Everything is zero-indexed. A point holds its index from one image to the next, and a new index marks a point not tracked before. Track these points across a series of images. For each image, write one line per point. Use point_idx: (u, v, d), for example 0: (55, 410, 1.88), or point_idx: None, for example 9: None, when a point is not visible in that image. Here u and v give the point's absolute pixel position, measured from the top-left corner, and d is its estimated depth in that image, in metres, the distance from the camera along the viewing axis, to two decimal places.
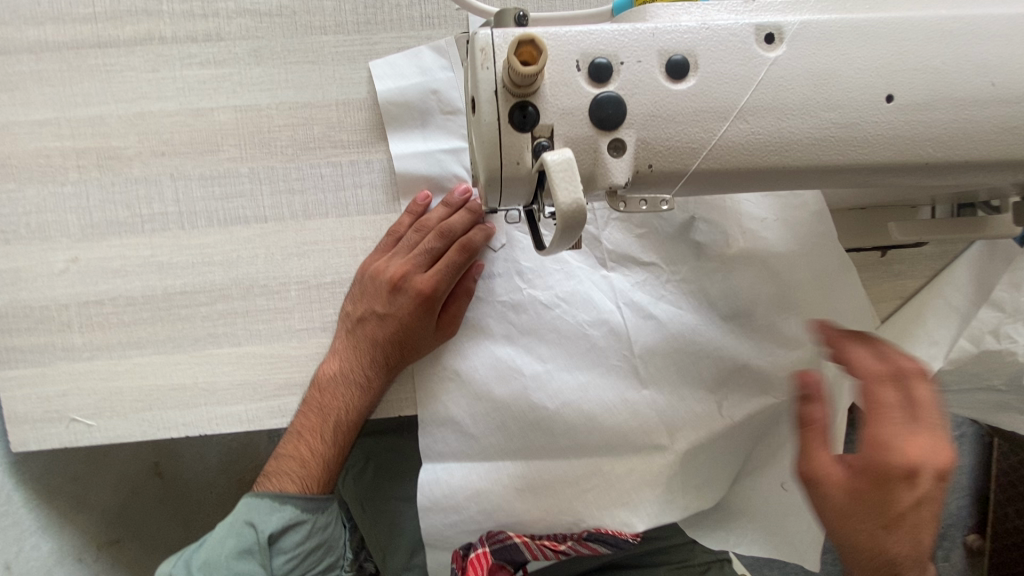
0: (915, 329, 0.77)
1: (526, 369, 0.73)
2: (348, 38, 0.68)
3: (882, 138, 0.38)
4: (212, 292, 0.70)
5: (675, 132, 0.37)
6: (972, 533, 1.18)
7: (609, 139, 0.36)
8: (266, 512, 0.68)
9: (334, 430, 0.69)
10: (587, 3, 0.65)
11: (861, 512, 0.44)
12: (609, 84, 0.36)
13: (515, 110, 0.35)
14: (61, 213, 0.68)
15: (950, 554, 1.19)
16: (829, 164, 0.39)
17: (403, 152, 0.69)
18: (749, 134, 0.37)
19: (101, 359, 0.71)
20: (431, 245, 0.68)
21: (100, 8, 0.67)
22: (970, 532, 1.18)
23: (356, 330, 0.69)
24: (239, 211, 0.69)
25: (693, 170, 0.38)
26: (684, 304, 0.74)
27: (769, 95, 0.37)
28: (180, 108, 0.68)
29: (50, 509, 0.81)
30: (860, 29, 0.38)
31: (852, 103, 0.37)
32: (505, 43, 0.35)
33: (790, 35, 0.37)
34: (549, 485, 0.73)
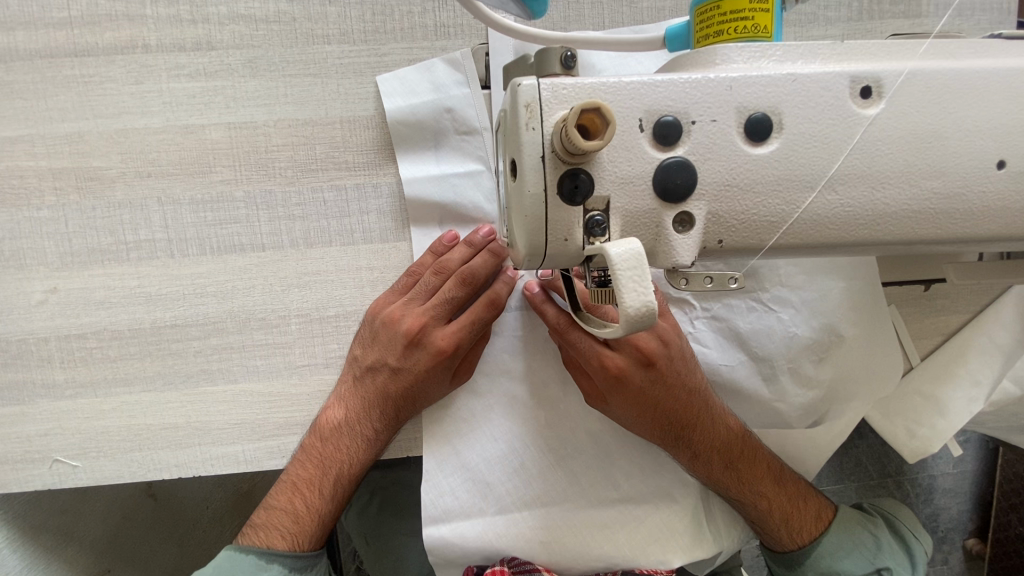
0: (957, 368, 0.69)
1: (545, 410, 0.66)
2: (354, 48, 0.61)
3: (990, 208, 0.33)
4: (205, 326, 0.64)
5: (752, 205, 0.31)
6: (972, 537, 1.16)
7: (674, 213, 0.31)
8: (248, 573, 0.58)
9: (334, 483, 0.63)
10: (620, 18, 0.58)
11: (737, 475, 0.63)
12: (676, 148, 0.30)
13: (565, 179, 0.30)
14: (38, 240, 0.63)
15: (950, 557, 1.17)
16: (922, 238, 0.33)
17: (414, 176, 0.63)
18: (837, 207, 0.32)
19: (85, 398, 0.64)
20: (451, 294, 0.61)
21: (75, 11, 0.60)
22: (971, 535, 1.17)
23: (365, 378, 0.63)
24: (234, 238, 0.63)
25: (770, 246, 0.32)
26: (713, 345, 0.67)
27: (864, 162, 0.31)
28: (167, 125, 0.62)
29: (36, 545, 0.76)
30: (972, 83, 0.32)
31: (957, 170, 0.32)
32: (554, 98, 0.29)
33: (890, 91, 0.31)
34: (572, 536, 0.65)
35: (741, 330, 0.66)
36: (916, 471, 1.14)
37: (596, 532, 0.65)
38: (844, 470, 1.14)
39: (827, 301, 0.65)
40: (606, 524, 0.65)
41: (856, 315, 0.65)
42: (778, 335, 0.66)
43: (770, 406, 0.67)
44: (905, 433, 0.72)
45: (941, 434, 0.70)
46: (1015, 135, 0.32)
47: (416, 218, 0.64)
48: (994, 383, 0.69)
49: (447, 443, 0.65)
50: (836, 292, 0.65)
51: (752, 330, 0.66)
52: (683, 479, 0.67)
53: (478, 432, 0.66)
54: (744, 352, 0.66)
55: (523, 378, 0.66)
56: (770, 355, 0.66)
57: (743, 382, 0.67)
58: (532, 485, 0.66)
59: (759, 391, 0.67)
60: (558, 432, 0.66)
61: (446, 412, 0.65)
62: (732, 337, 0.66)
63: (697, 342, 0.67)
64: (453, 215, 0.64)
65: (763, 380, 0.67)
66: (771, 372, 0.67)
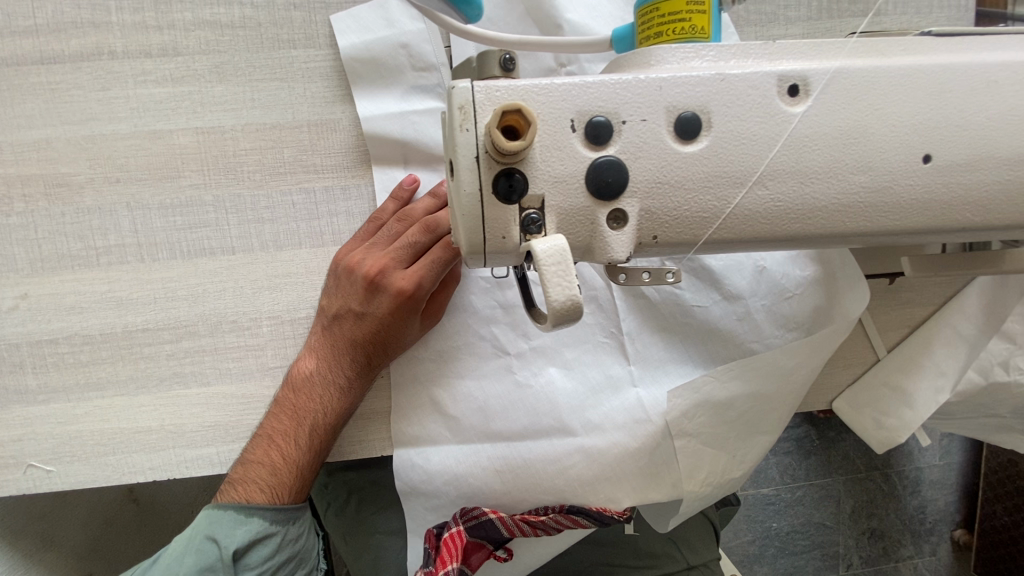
0: (923, 359, 0.71)
1: (516, 394, 0.66)
2: (319, 52, 0.62)
3: (922, 201, 0.34)
4: (177, 329, 0.64)
5: (684, 202, 0.32)
6: (960, 529, 1.19)
7: (609, 211, 0.32)
8: (230, 526, 0.59)
9: (310, 433, 0.61)
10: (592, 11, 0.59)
11: None
12: (608, 148, 0.31)
13: (500, 178, 0.30)
14: (7, 247, 0.63)
15: (938, 549, 1.19)
16: (854, 231, 0.34)
17: (373, 113, 0.63)
18: (768, 202, 0.33)
19: (58, 402, 0.65)
20: (414, 238, 0.60)
21: (40, 19, 0.60)
22: (958, 526, 1.19)
23: (332, 328, 0.62)
24: (204, 242, 0.63)
25: (704, 241, 0.33)
26: (687, 287, 0.66)
27: (793, 158, 0.32)
28: (135, 131, 0.62)
29: (14, 551, 0.76)
30: (896, 80, 0.33)
31: (885, 164, 0.33)
32: (487, 100, 0.30)
33: (816, 89, 0.32)
34: (530, 489, 0.66)
35: (713, 267, 0.66)
36: (902, 464, 1.18)
37: (555, 483, 0.66)
38: (830, 465, 1.17)
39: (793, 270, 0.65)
40: (564, 473, 0.66)
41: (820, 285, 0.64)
42: (749, 272, 0.65)
43: (746, 348, 0.66)
44: (874, 424, 0.74)
45: (908, 424, 0.72)
46: (940, 129, 0.33)
47: (377, 156, 0.63)
48: (958, 374, 0.71)
49: (418, 441, 0.66)
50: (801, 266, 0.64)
51: (724, 266, 0.65)
52: (658, 473, 0.66)
53: (450, 424, 0.66)
54: (717, 293, 0.66)
55: (493, 372, 0.66)
56: (741, 292, 0.66)
57: (714, 347, 0.67)
58: (501, 457, 0.66)
59: (732, 333, 0.66)
60: (530, 416, 0.66)
61: (417, 403, 0.66)
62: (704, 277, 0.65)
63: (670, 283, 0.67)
64: (415, 151, 0.64)
65: (736, 318, 0.66)
66: (744, 310, 0.66)
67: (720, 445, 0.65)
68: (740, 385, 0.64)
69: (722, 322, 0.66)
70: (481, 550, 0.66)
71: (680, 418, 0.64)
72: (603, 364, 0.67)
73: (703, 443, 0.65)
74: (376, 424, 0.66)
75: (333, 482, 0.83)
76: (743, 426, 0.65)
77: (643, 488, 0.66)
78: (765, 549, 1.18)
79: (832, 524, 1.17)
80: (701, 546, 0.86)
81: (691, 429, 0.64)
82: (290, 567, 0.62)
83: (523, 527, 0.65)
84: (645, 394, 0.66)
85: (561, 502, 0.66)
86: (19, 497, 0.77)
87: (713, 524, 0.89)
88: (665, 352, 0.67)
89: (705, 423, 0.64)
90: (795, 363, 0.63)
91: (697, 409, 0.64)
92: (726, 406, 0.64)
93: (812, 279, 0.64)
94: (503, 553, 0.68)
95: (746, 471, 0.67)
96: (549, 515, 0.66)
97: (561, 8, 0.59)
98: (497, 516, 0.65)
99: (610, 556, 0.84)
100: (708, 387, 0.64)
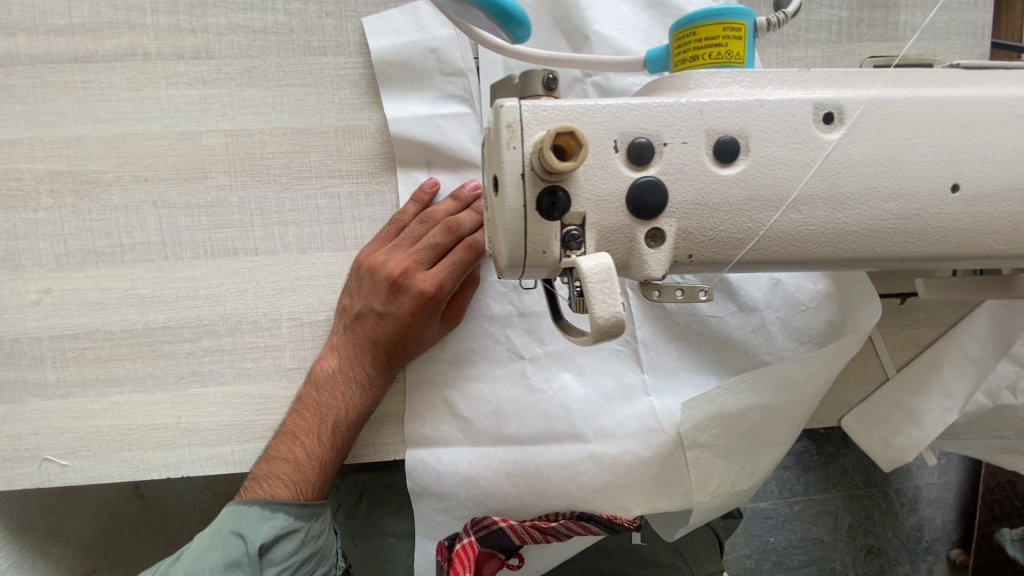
0: (932, 380, 0.72)
1: (530, 400, 0.67)
2: (349, 60, 0.63)
3: (948, 229, 0.35)
4: (198, 328, 0.65)
5: (720, 222, 0.33)
6: (956, 548, 1.19)
7: (647, 229, 0.33)
8: (256, 521, 0.59)
9: (332, 430, 0.62)
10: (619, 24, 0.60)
11: None
12: (649, 168, 0.32)
13: (544, 195, 0.31)
14: (32, 241, 0.64)
15: (935, 567, 1.19)
16: (882, 255, 0.35)
17: (400, 115, 0.64)
18: (801, 225, 0.34)
19: (77, 397, 0.65)
20: (435, 240, 0.61)
21: (76, 18, 0.61)
22: (955, 546, 1.19)
23: (354, 327, 0.63)
24: (228, 243, 0.64)
25: (736, 261, 0.34)
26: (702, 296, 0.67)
27: (825, 182, 0.33)
28: (165, 131, 0.63)
29: (23, 544, 0.76)
30: (927, 111, 0.34)
31: (914, 193, 0.34)
32: (534, 119, 0.31)
33: (851, 117, 0.33)
34: (540, 493, 0.66)
35: (729, 279, 0.67)
36: (902, 481, 1.18)
37: (565, 489, 0.66)
38: (830, 479, 1.18)
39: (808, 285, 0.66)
40: (575, 479, 0.66)
41: (834, 299, 0.65)
42: (764, 284, 0.66)
43: (758, 359, 0.67)
44: (883, 443, 0.75)
45: (916, 443, 0.73)
46: (967, 160, 0.34)
47: (402, 159, 0.64)
48: (966, 396, 0.72)
49: (432, 443, 0.66)
50: (816, 280, 0.66)
51: (741, 278, 0.66)
52: (668, 482, 0.67)
53: (463, 426, 0.67)
54: (733, 304, 0.67)
55: (507, 378, 0.67)
56: (756, 304, 0.66)
57: (728, 358, 0.67)
58: (514, 462, 0.66)
59: (746, 344, 0.67)
60: (543, 421, 0.66)
61: (431, 405, 0.66)
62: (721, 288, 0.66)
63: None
64: (439, 155, 0.65)
65: (750, 329, 0.67)
66: (758, 322, 0.67)
67: (732, 457, 0.66)
68: (753, 398, 0.64)
69: (735, 333, 0.67)
70: (493, 558, 0.66)
71: (693, 428, 0.65)
72: (617, 372, 0.67)
73: (715, 454, 0.65)
74: (391, 428, 0.66)
75: (344, 482, 0.84)
76: (755, 438, 0.65)
77: (653, 496, 0.66)
78: (762, 564, 1.18)
79: (830, 540, 1.18)
80: (706, 558, 0.87)
81: (703, 441, 0.65)
82: (312, 563, 0.62)
83: (534, 534, 0.65)
84: (658, 403, 0.67)
85: (572, 509, 0.66)
86: (30, 490, 0.78)
87: (715, 534, 0.90)
88: (680, 362, 0.67)
89: (717, 435, 0.65)
90: (807, 376, 0.64)
91: (709, 421, 0.64)
92: (739, 418, 0.64)
93: (825, 292, 0.65)
94: (516, 561, 0.69)
95: (756, 483, 0.67)
96: (560, 521, 0.65)
97: (589, 19, 0.60)
98: (507, 525, 0.65)
99: (614, 565, 0.84)
100: (721, 398, 0.64)
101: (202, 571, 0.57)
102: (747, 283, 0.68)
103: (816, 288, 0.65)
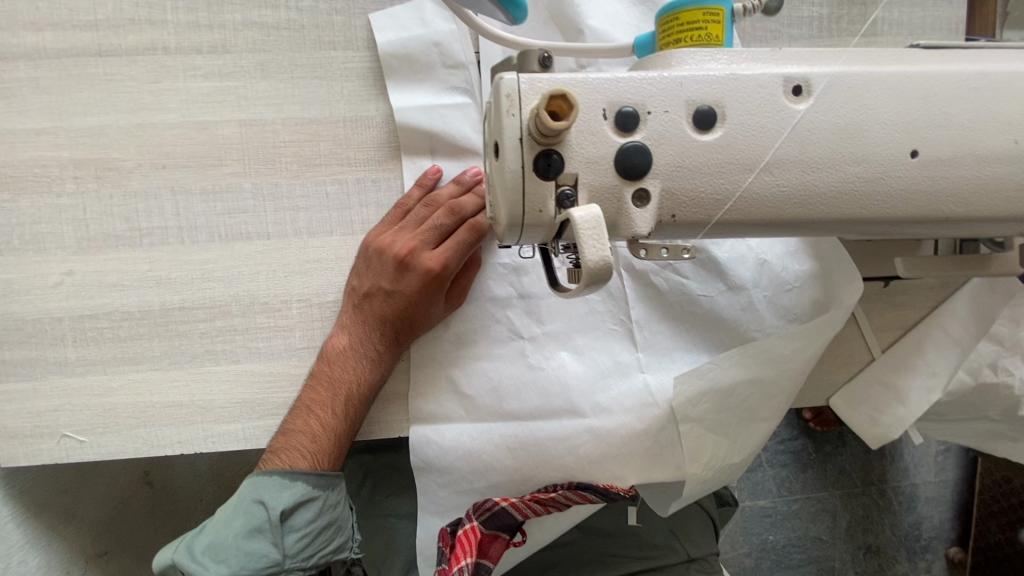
0: (915, 359, 0.75)
1: (530, 377, 0.70)
2: (357, 54, 0.67)
3: (909, 192, 0.38)
4: (211, 308, 0.68)
5: (700, 184, 0.37)
6: (955, 546, 1.22)
7: (633, 189, 0.36)
8: (275, 489, 0.62)
9: (345, 403, 0.65)
10: (612, 18, 0.64)
11: None
12: (635, 135, 0.35)
13: (540, 158, 0.35)
14: (56, 225, 0.67)
15: (933, 566, 1.22)
16: (849, 218, 0.39)
17: (405, 105, 0.67)
18: (773, 188, 0.37)
19: (96, 375, 0.68)
20: (439, 222, 0.64)
21: (101, 15, 0.65)
22: (953, 544, 1.22)
23: (363, 306, 0.66)
24: (241, 227, 0.68)
25: (715, 221, 0.38)
26: (693, 276, 0.70)
27: (794, 149, 0.37)
28: (183, 121, 0.67)
29: (39, 522, 0.79)
30: (887, 85, 0.37)
31: (876, 158, 0.37)
32: (532, 90, 0.35)
33: (818, 90, 0.37)
34: (539, 467, 0.69)
35: (718, 259, 0.70)
36: (897, 479, 1.21)
37: (563, 461, 0.69)
38: (828, 478, 1.20)
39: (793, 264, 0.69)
40: (573, 452, 0.69)
41: (818, 278, 0.69)
42: (751, 264, 0.70)
43: (747, 336, 0.70)
44: (870, 422, 0.77)
45: (901, 421, 0.76)
46: (925, 129, 0.38)
47: (407, 147, 0.68)
48: (948, 374, 0.75)
49: (435, 419, 0.69)
50: (800, 261, 0.69)
51: (729, 258, 0.70)
52: (661, 455, 0.69)
53: (465, 402, 0.69)
54: (722, 283, 0.70)
55: (507, 356, 0.70)
56: (745, 283, 0.70)
57: (718, 335, 0.71)
58: (513, 436, 0.69)
59: (736, 322, 0.70)
60: (542, 397, 0.69)
61: (435, 382, 0.69)
62: (710, 268, 0.70)
63: (678, 274, 0.71)
64: (442, 143, 0.69)
65: (739, 307, 0.70)
66: (747, 301, 0.70)
67: (722, 431, 0.69)
68: (741, 372, 0.67)
69: (724, 311, 0.70)
70: (497, 539, 0.68)
71: (685, 403, 0.68)
72: (612, 349, 0.70)
73: (706, 427, 0.68)
74: (396, 405, 0.69)
75: (349, 464, 0.87)
76: (744, 413, 0.68)
77: (647, 469, 0.69)
78: (762, 562, 1.20)
79: (829, 538, 1.20)
80: (700, 539, 0.89)
81: (695, 415, 0.68)
82: (330, 532, 0.65)
83: (534, 507, 0.68)
84: (651, 379, 0.70)
85: (569, 481, 0.69)
86: (47, 469, 0.80)
87: (713, 520, 0.92)
88: (672, 340, 0.71)
89: (708, 409, 0.68)
90: (794, 350, 0.67)
91: (700, 395, 0.68)
92: (729, 392, 0.67)
93: (810, 272, 0.68)
94: (519, 537, 0.72)
95: (746, 456, 0.70)
96: (558, 492, 0.69)
97: (583, 14, 0.64)
98: (508, 503, 0.67)
99: (613, 546, 0.87)
100: (711, 373, 0.68)
101: (227, 536, 0.61)
102: (736, 264, 0.71)
103: (800, 268, 0.69)
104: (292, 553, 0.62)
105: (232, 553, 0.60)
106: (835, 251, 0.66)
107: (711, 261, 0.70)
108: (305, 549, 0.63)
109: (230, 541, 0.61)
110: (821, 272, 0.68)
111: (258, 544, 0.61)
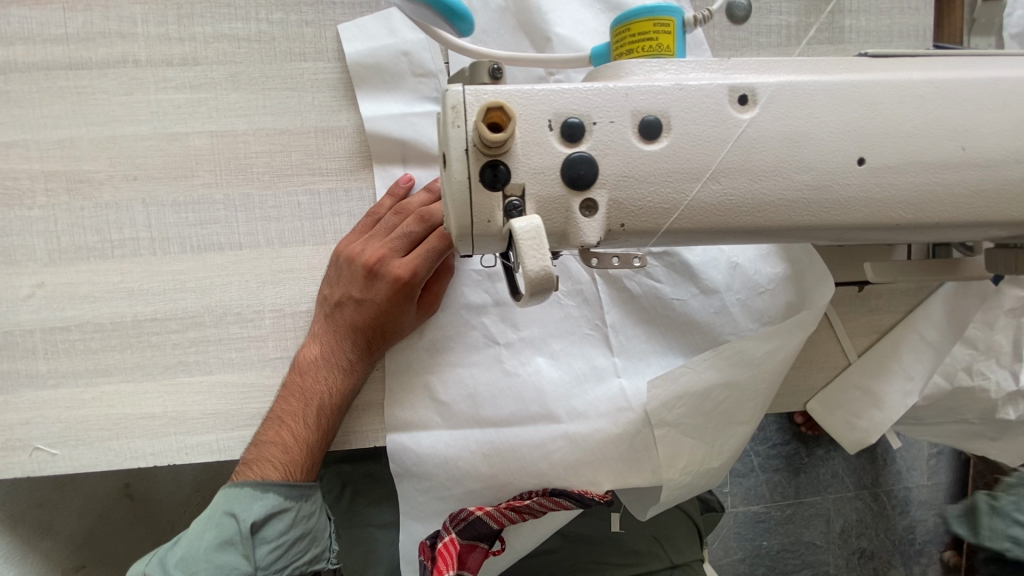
0: (890, 363, 0.75)
1: (505, 384, 0.70)
2: (328, 65, 0.67)
3: (858, 198, 0.39)
4: (184, 320, 0.68)
5: (647, 194, 0.37)
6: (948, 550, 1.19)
7: (581, 200, 0.36)
8: (247, 501, 0.62)
9: (318, 413, 0.64)
10: (579, 25, 0.65)
11: None
12: (582, 145, 0.36)
13: (486, 169, 0.35)
14: (27, 238, 0.67)
15: None
16: (800, 224, 0.39)
17: (375, 114, 0.68)
18: (722, 196, 0.37)
19: (67, 387, 0.68)
20: (409, 230, 0.64)
21: (72, 29, 0.66)
22: None
23: (335, 315, 0.66)
24: (213, 237, 0.68)
25: (665, 229, 0.38)
26: (666, 280, 0.71)
27: (742, 157, 0.37)
28: (154, 133, 0.67)
29: (13, 536, 0.78)
30: (832, 93, 0.38)
31: (824, 165, 0.38)
32: (476, 101, 0.35)
33: (764, 99, 0.37)
34: (515, 474, 0.69)
35: (690, 263, 0.71)
36: (891, 483, 1.21)
37: (539, 468, 0.69)
38: (821, 481, 1.20)
39: (764, 267, 0.69)
40: (549, 458, 0.69)
41: (790, 281, 0.69)
42: (723, 267, 0.70)
43: (721, 339, 0.70)
44: (847, 426, 0.77)
45: (878, 425, 0.76)
46: (871, 136, 0.38)
47: (378, 156, 0.68)
48: (924, 378, 0.75)
49: (409, 427, 0.69)
50: (771, 263, 0.69)
51: (701, 262, 0.70)
52: (638, 460, 0.69)
53: (440, 410, 0.69)
54: (695, 286, 0.70)
55: (481, 363, 0.70)
56: (717, 286, 0.70)
57: (692, 339, 0.71)
58: (489, 443, 0.69)
59: (710, 326, 0.70)
60: (517, 404, 0.69)
61: (410, 390, 0.69)
62: (682, 272, 0.70)
63: (651, 278, 0.71)
64: (413, 151, 0.69)
65: (713, 310, 0.70)
66: (720, 304, 0.70)
67: (699, 435, 0.69)
68: (715, 376, 0.67)
69: (697, 315, 0.70)
70: (475, 549, 0.67)
71: (660, 407, 0.68)
72: (588, 354, 0.70)
73: (682, 432, 0.68)
74: (371, 413, 0.69)
75: (328, 473, 0.86)
76: (720, 416, 0.68)
77: (624, 474, 0.69)
78: (756, 568, 1.19)
79: (822, 541, 1.20)
80: (684, 546, 0.88)
81: (670, 419, 0.68)
82: (303, 543, 0.65)
83: (510, 515, 0.68)
84: (628, 384, 0.70)
85: (544, 486, 0.69)
86: (21, 482, 0.80)
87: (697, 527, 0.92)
88: (647, 344, 0.71)
89: (684, 413, 0.68)
90: (767, 355, 0.67)
91: (675, 400, 0.67)
92: (704, 396, 0.67)
93: (781, 274, 0.69)
94: (498, 546, 0.71)
95: (724, 461, 0.70)
96: (533, 499, 0.68)
97: (550, 22, 0.65)
98: (482, 512, 0.67)
99: (595, 553, 0.86)
100: (686, 377, 0.68)
101: (198, 549, 0.60)
102: (709, 267, 0.71)
103: (771, 272, 0.69)
104: (264, 565, 0.62)
105: (203, 567, 0.59)
106: (805, 253, 0.67)
107: (683, 265, 0.70)
108: (277, 561, 0.63)
109: (201, 554, 0.60)
110: (792, 276, 0.69)
111: (229, 557, 0.60)
